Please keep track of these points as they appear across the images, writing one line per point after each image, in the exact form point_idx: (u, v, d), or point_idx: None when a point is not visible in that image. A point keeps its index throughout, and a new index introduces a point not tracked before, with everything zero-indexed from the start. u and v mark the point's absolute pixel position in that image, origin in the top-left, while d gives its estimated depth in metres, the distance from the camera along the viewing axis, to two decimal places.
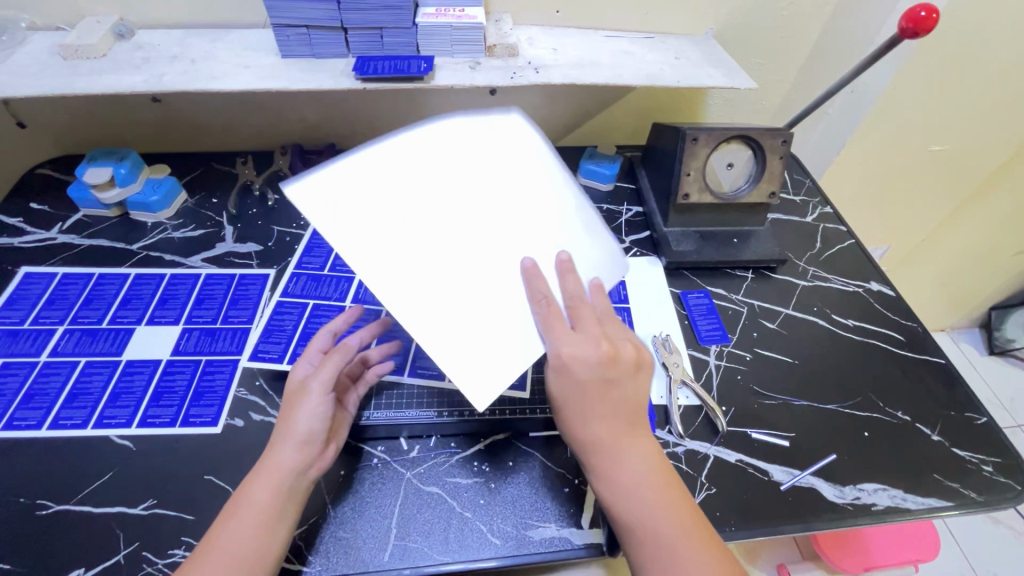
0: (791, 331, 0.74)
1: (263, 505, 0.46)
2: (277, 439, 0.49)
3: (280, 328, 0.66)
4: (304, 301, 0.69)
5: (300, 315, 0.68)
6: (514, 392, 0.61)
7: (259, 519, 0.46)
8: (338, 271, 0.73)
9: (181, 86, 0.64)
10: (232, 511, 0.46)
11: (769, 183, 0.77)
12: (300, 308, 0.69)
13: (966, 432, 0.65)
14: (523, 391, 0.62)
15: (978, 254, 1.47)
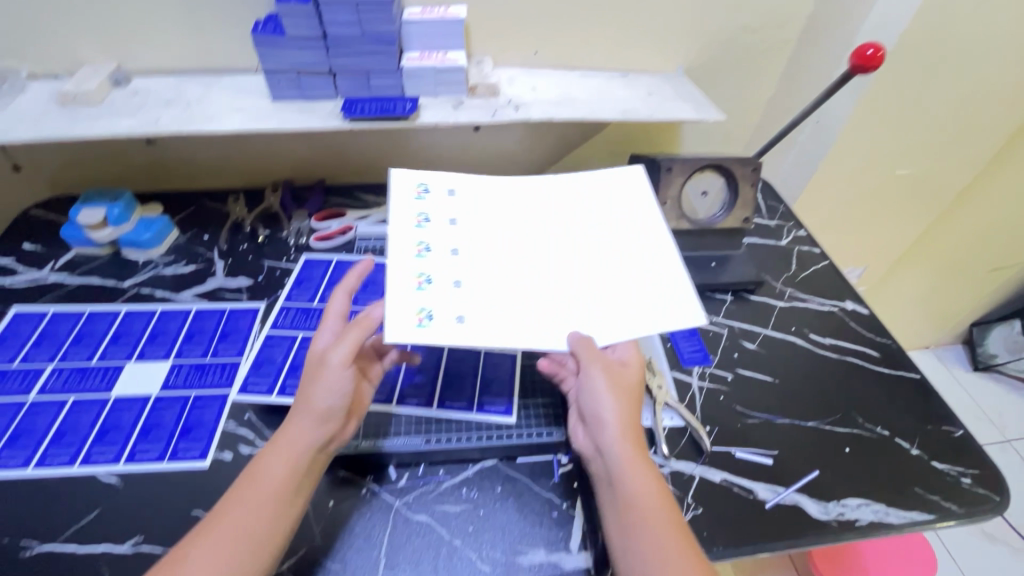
0: (770, 351, 0.76)
1: (275, 483, 0.47)
2: (297, 411, 0.50)
3: (269, 360, 0.67)
4: (293, 333, 0.71)
5: (289, 347, 0.69)
6: (502, 418, 0.61)
7: (263, 505, 0.46)
8: (327, 303, 0.75)
9: (176, 129, 0.67)
10: (244, 488, 0.47)
11: (743, 209, 0.81)
12: (288, 341, 0.70)
13: (943, 445, 0.67)
14: (510, 416, 0.61)
15: (954, 272, 1.52)
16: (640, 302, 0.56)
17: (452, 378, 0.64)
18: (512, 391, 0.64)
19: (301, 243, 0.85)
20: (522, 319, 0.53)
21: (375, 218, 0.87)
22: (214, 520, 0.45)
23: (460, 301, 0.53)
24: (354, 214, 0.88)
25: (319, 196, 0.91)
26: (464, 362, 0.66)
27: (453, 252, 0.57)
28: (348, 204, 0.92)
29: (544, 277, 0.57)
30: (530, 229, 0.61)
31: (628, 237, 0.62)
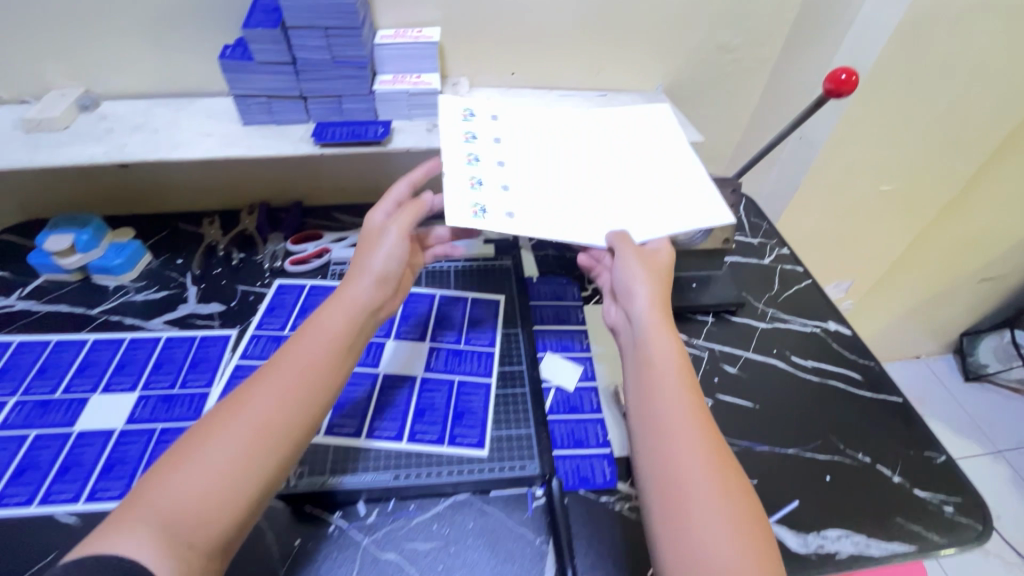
0: (751, 374, 0.75)
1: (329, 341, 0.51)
2: (359, 270, 0.58)
3: None
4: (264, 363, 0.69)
5: None
6: (473, 451, 0.59)
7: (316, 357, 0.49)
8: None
9: (142, 155, 0.66)
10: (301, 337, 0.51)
11: (723, 230, 0.79)
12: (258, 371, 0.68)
13: (925, 472, 0.66)
14: (482, 449, 0.60)
15: (943, 283, 1.52)
16: (674, 194, 0.64)
17: (424, 409, 0.62)
18: (485, 423, 0.62)
19: (276, 267, 0.83)
20: (563, 212, 0.62)
21: (351, 240, 0.86)
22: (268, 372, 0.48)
23: (506, 201, 0.61)
24: (331, 236, 0.87)
25: (296, 218, 0.90)
26: (436, 392, 0.64)
27: (499, 164, 0.65)
28: (325, 225, 0.91)
29: (582, 186, 0.65)
30: (571, 151, 0.69)
31: (658, 156, 0.69)
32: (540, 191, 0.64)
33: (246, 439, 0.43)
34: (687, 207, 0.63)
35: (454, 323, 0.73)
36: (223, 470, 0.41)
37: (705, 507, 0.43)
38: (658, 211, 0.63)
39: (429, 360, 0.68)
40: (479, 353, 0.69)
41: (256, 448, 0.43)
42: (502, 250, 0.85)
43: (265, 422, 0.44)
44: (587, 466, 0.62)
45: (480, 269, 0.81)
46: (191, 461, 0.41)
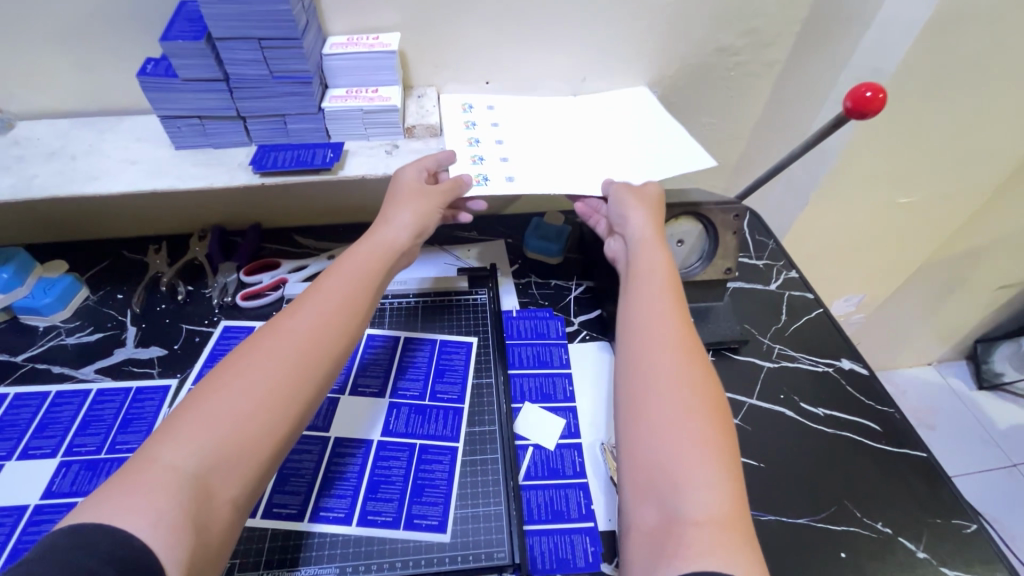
0: (756, 425, 0.66)
1: (358, 277, 0.52)
2: (389, 218, 0.58)
3: None
4: None
5: None
6: (433, 536, 0.52)
7: (342, 296, 0.49)
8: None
9: (53, 190, 0.57)
10: (334, 274, 0.51)
11: (724, 258, 0.71)
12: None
13: (955, 545, 0.57)
14: (444, 533, 0.52)
15: (960, 291, 1.42)
16: (664, 154, 0.67)
17: (379, 482, 0.55)
18: (449, 498, 0.54)
19: (225, 302, 0.74)
20: (565, 175, 0.64)
21: (311, 270, 0.78)
22: (295, 308, 0.47)
23: (508, 168, 0.63)
24: (289, 265, 0.78)
25: (252, 244, 0.81)
26: (394, 461, 0.56)
27: (498, 143, 0.67)
28: (285, 251, 0.83)
29: (578, 157, 0.66)
30: (565, 130, 0.71)
31: (644, 129, 0.72)
32: (541, 164, 0.65)
33: (272, 369, 0.42)
34: (677, 161, 0.66)
35: (420, 371, 0.65)
36: (250, 396, 0.40)
37: (674, 400, 0.43)
38: (649, 166, 0.66)
39: (388, 420, 0.60)
40: (446, 410, 0.61)
41: (282, 380, 0.42)
42: (478, 280, 0.77)
43: (291, 349, 0.44)
44: (567, 545, 0.54)
45: (452, 305, 0.73)
46: (218, 388, 0.40)
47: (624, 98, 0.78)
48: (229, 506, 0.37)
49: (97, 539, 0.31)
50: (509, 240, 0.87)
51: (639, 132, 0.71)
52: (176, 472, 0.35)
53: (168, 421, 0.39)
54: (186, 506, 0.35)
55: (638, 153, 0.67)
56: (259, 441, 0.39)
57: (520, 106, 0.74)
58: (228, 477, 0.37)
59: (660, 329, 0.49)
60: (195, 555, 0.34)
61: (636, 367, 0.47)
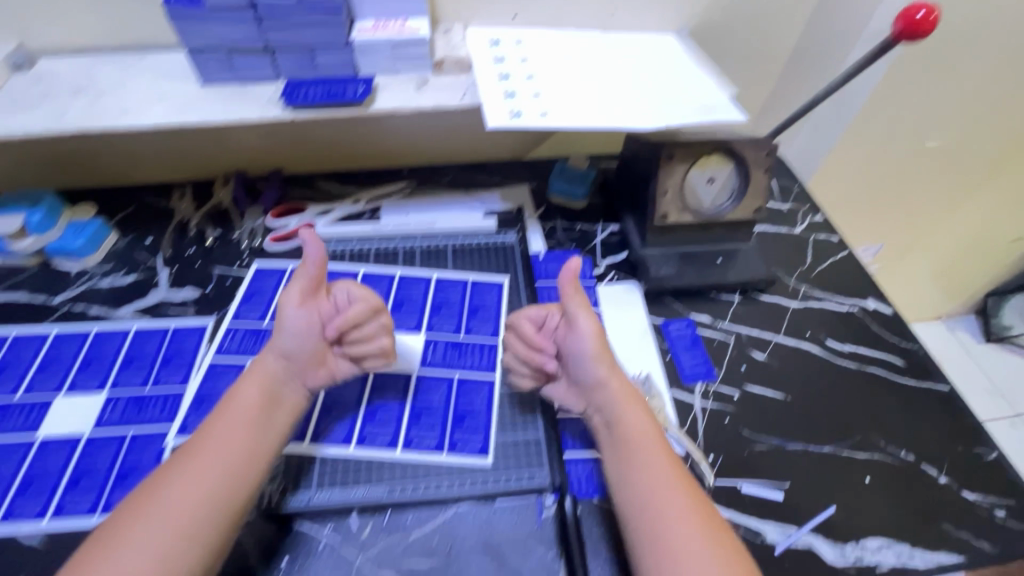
0: (782, 361, 0.68)
1: (246, 405, 0.50)
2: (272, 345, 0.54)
3: (212, 395, 0.59)
4: (240, 360, 0.63)
5: (234, 377, 0.61)
6: (476, 460, 0.54)
7: (248, 422, 0.49)
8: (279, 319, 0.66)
9: (84, 125, 0.56)
10: (221, 414, 0.49)
11: (754, 198, 0.70)
12: (235, 369, 0.62)
13: (975, 471, 0.59)
14: (485, 458, 0.55)
15: (977, 243, 1.41)
16: (700, 97, 0.64)
17: (420, 412, 0.57)
18: (489, 428, 0.56)
19: (254, 246, 0.75)
20: (601, 110, 0.61)
21: (338, 213, 0.78)
22: (199, 445, 0.47)
23: (541, 103, 0.61)
24: (315, 209, 0.78)
25: (276, 190, 0.80)
26: (433, 392, 0.58)
27: (529, 78, 0.64)
28: (308, 196, 0.82)
29: (612, 93, 0.63)
30: (595, 66, 0.68)
31: (678, 71, 0.69)
32: (574, 99, 0.62)
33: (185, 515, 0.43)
34: (715, 106, 0.63)
35: (453, 309, 0.66)
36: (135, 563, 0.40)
37: (678, 529, 0.44)
38: (687, 107, 0.63)
39: (426, 353, 0.61)
40: (481, 344, 0.63)
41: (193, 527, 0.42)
42: (507, 223, 0.78)
43: (207, 489, 0.44)
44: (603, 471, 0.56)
45: (480, 248, 0.73)
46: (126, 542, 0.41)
47: (655, 39, 0.75)
48: None
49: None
50: (533, 185, 0.86)
51: (673, 73, 0.68)
52: None
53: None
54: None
55: (675, 93, 0.64)
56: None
57: (549, 42, 0.71)
58: None
59: (648, 451, 0.49)
60: None
61: (630, 498, 0.47)
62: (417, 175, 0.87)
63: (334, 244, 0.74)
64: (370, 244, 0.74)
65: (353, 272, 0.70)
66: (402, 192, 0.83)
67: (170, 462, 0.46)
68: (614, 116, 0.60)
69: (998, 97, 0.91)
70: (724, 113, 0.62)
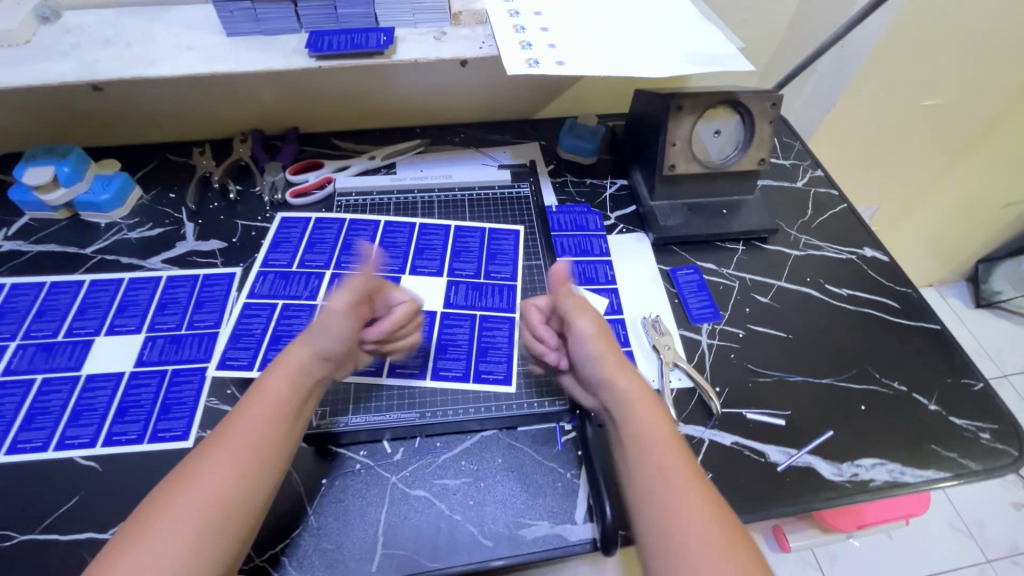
0: (784, 304, 0.71)
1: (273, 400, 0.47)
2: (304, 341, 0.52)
3: (248, 332, 0.63)
4: (273, 301, 0.66)
5: (269, 317, 0.65)
6: (500, 387, 0.60)
7: (272, 418, 0.46)
8: (307, 267, 0.70)
9: (117, 74, 0.58)
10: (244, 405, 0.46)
11: (759, 149, 0.73)
12: (268, 309, 0.65)
13: (962, 399, 0.64)
14: (508, 385, 0.60)
15: (970, 207, 1.44)
16: (710, 48, 0.66)
17: (446, 345, 0.62)
18: (510, 359, 0.62)
19: (276, 200, 0.77)
20: (615, 59, 0.63)
21: (355, 168, 0.80)
22: (206, 447, 0.43)
23: (557, 53, 0.63)
24: (333, 165, 0.81)
25: (293, 147, 0.83)
26: (459, 327, 0.64)
27: (544, 30, 0.66)
28: (325, 153, 0.85)
29: (624, 44, 0.65)
30: (608, 19, 0.70)
31: (687, 24, 0.71)
32: (588, 49, 0.64)
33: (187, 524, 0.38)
34: (724, 56, 0.65)
35: (473, 255, 0.71)
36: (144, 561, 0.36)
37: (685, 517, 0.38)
38: (698, 57, 0.65)
39: (449, 294, 0.67)
40: (499, 286, 0.68)
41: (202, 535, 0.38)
42: (519, 176, 0.81)
43: (219, 482, 0.40)
44: None
45: (495, 198, 0.78)
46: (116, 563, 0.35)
47: None
48: None
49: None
50: (543, 142, 0.88)
51: (682, 26, 0.70)
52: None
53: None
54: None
55: (685, 45, 0.66)
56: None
57: None
58: None
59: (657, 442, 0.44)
60: None
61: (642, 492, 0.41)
62: (430, 133, 0.89)
63: (355, 196, 0.78)
64: (390, 196, 0.78)
65: (375, 223, 0.74)
66: (417, 149, 0.85)
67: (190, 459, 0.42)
68: (628, 65, 0.62)
69: (996, 56, 0.93)
70: (733, 62, 0.64)
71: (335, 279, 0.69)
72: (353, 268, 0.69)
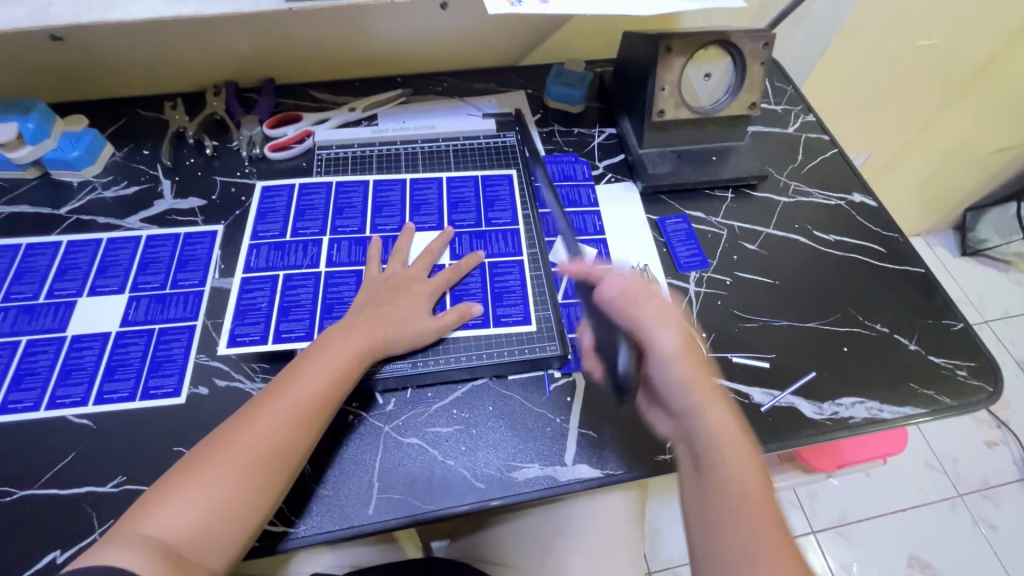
0: (771, 251, 0.72)
1: (337, 362, 0.53)
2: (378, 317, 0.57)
3: (254, 307, 0.62)
4: (273, 273, 0.65)
5: (273, 289, 0.63)
6: (521, 327, 0.61)
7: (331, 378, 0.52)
8: (301, 235, 0.68)
9: (73, 18, 0.55)
10: (310, 358, 0.53)
11: (750, 92, 0.71)
12: (270, 282, 0.64)
13: (942, 339, 0.65)
14: (530, 325, 0.61)
15: (962, 153, 1.43)
16: None
17: (461, 295, 0.63)
18: (526, 300, 0.63)
19: (255, 155, 0.75)
20: None
21: (336, 121, 0.78)
22: (276, 390, 0.51)
23: None
24: (311, 117, 0.78)
25: (270, 99, 0.80)
26: (470, 278, 0.64)
27: None
28: (302, 105, 0.82)
29: None
30: None
31: None
32: None
33: (239, 470, 0.47)
34: None
35: (471, 205, 0.71)
36: (225, 479, 0.46)
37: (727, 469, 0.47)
38: None
39: (453, 249, 0.67)
40: (504, 232, 0.69)
41: (248, 482, 0.47)
42: (505, 125, 0.79)
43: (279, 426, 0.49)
44: None
45: (482, 147, 0.76)
46: (190, 484, 0.46)
47: None
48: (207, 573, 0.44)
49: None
50: (529, 91, 0.86)
51: None
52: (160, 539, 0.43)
53: (166, 488, 0.46)
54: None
55: None
56: (235, 527, 0.46)
57: None
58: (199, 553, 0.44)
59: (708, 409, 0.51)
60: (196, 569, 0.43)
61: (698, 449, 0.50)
62: (412, 83, 0.85)
63: (336, 148, 0.76)
64: (372, 148, 0.76)
65: (363, 182, 0.73)
66: (398, 100, 0.82)
67: (261, 397, 0.51)
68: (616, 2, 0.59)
69: None
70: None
71: (333, 244, 0.67)
72: (352, 231, 0.68)
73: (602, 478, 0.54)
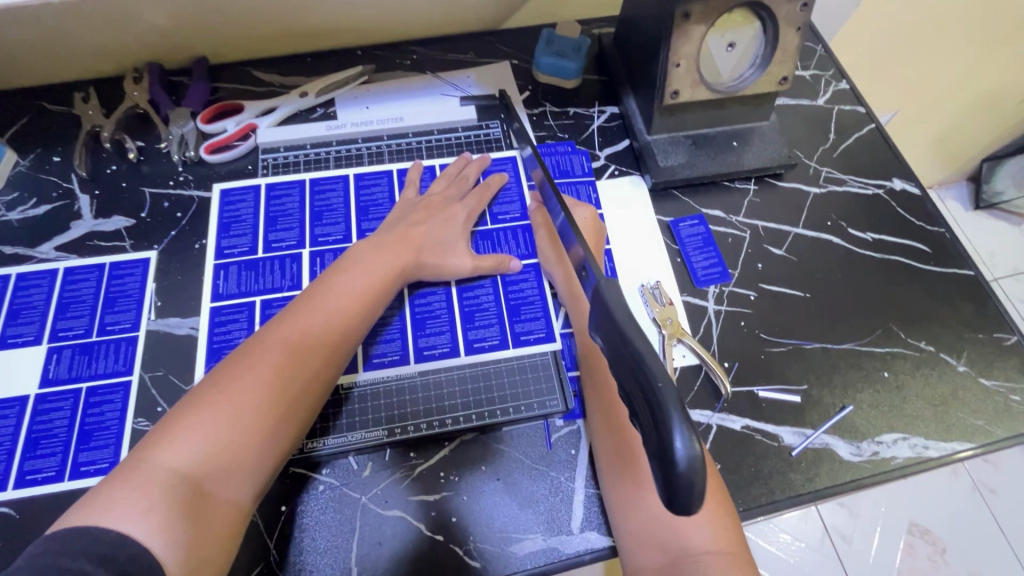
0: (802, 256, 0.62)
1: (364, 284, 0.50)
2: (406, 239, 0.54)
3: (229, 343, 0.53)
4: (248, 298, 0.55)
5: (250, 317, 0.54)
6: (544, 347, 0.55)
7: (358, 297, 0.49)
8: (276, 249, 0.58)
9: None
10: (334, 277, 0.50)
11: (782, 65, 0.59)
12: (246, 309, 0.55)
13: (994, 358, 0.57)
14: (554, 342, 0.55)
15: (990, 101, 1.29)
16: None
17: (472, 312, 0.56)
18: (547, 312, 0.56)
19: (188, 157, 0.63)
20: None
21: (284, 110, 0.65)
22: (299, 306, 0.47)
23: None
24: (254, 107, 0.65)
25: (204, 84, 0.66)
26: (480, 289, 0.57)
27: None
28: (244, 90, 0.68)
29: None
30: None
31: None
32: None
33: (244, 411, 0.40)
34: None
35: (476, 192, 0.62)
36: (251, 395, 0.41)
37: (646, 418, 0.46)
38: None
39: (477, 243, 0.60)
40: (514, 229, 0.61)
41: (279, 401, 0.42)
42: (486, 111, 0.68)
43: (311, 343, 0.45)
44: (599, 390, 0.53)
45: (462, 142, 0.66)
46: (185, 423, 0.39)
47: None
48: (228, 509, 0.38)
49: (88, 544, 0.32)
50: (515, 62, 0.72)
51: None
52: (168, 472, 0.37)
53: (175, 415, 0.39)
54: (190, 513, 0.36)
55: None
56: (261, 455, 0.40)
57: None
58: (224, 483, 0.38)
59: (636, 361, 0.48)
60: (216, 505, 0.38)
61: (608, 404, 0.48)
62: (374, 56, 0.71)
63: (284, 151, 0.64)
64: (327, 149, 0.64)
65: (343, 177, 0.62)
66: (358, 79, 0.69)
67: (285, 312, 0.46)
68: None
69: None
70: None
71: (315, 257, 0.58)
72: (335, 240, 0.59)
73: (613, 546, 0.47)
